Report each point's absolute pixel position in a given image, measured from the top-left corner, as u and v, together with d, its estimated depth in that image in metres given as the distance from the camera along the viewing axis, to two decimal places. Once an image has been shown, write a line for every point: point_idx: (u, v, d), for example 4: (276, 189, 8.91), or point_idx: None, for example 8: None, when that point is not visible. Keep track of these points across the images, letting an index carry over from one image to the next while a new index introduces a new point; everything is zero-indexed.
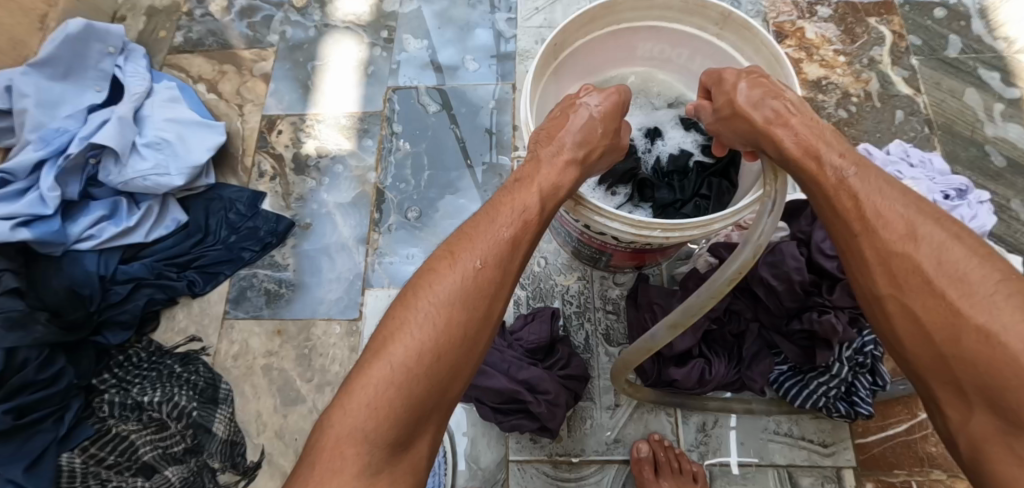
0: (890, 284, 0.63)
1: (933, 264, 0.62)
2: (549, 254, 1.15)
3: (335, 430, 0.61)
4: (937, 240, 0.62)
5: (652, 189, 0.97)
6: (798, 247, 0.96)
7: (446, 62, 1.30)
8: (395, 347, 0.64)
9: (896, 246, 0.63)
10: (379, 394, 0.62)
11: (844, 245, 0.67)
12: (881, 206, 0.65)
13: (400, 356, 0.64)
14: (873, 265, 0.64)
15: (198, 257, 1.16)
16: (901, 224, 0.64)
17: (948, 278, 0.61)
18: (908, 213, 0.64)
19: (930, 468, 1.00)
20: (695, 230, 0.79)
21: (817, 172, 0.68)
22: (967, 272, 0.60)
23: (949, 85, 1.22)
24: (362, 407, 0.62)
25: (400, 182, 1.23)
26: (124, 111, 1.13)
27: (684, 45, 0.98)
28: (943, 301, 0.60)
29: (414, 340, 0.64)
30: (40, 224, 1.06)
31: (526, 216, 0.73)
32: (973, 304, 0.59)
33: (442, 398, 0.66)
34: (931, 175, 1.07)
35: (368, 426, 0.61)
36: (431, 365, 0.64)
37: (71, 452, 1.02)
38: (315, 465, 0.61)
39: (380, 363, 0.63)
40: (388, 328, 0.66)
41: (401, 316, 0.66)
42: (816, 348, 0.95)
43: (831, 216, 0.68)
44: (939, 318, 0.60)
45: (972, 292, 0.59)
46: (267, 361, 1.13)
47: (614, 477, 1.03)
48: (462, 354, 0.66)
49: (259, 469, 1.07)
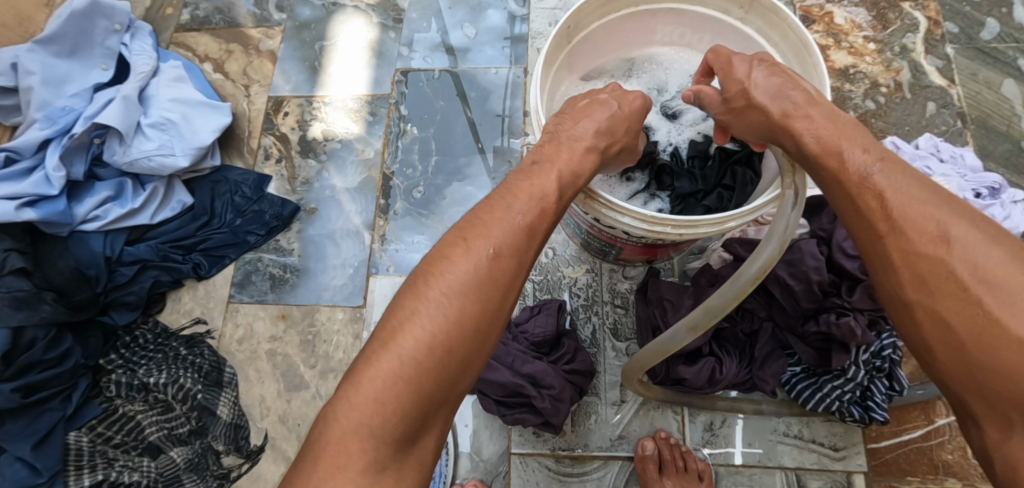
0: (920, 290, 0.58)
1: (968, 268, 0.56)
2: (558, 245, 1.12)
3: (339, 424, 0.59)
4: (972, 243, 0.56)
5: (670, 177, 0.92)
6: (818, 246, 0.92)
7: (456, 44, 1.27)
8: (404, 340, 0.62)
9: (925, 249, 0.58)
10: (387, 388, 0.60)
11: (869, 248, 0.62)
12: (895, 203, 0.60)
13: (410, 348, 0.61)
14: (901, 269, 0.59)
15: (203, 240, 1.15)
16: (932, 225, 0.58)
17: (985, 284, 0.55)
18: (939, 214, 0.58)
19: (944, 476, 0.96)
20: (712, 226, 0.75)
21: (838, 170, 0.63)
22: (1005, 278, 0.54)
23: (985, 77, 1.16)
24: (368, 401, 0.59)
25: (407, 167, 1.20)
26: (129, 90, 1.11)
27: (707, 29, 0.93)
28: (965, 308, 0.55)
29: (423, 331, 0.62)
30: (46, 204, 1.04)
31: (544, 203, 0.71)
32: (1012, 313, 0.53)
33: (451, 392, 0.63)
34: (962, 173, 1.02)
35: (374, 421, 0.59)
36: (440, 358, 0.62)
37: (78, 431, 1.02)
38: (319, 459, 0.58)
39: (387, 355, 0.61)
40: (397, 317, 0.63)
41: (410, 306, 0.63)
42: (832, 350, 0.91)
43: (854, 217, 0.63)
44: (974, 327, 0.55)
45: (1013, 301, 0.53)
46: (271, 346, 1.12)
47: (617, 474, 1.01)
48: (473, 349, 0.64)
49: (263, 453, 1.07)
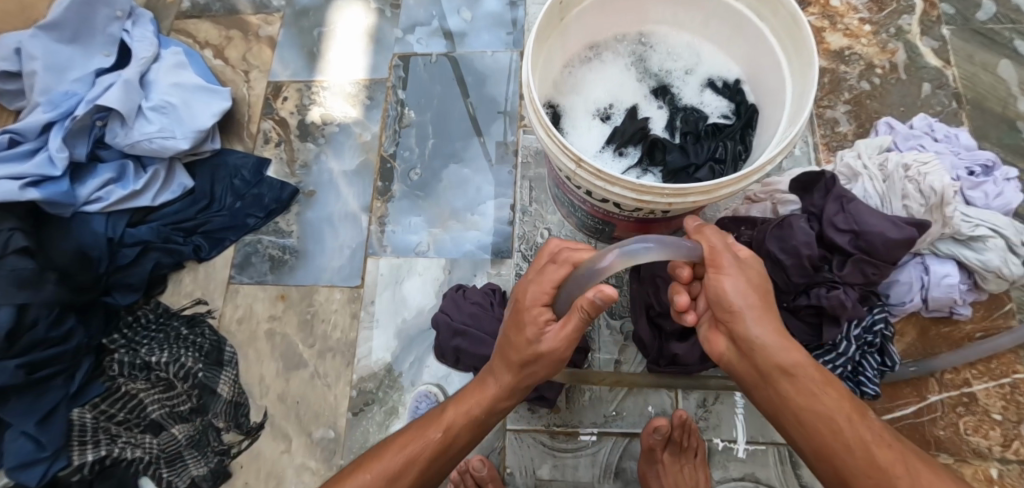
0: (775, 385, 0.71)
1: (802, 397, 0.69)
2: (553, 226, 1.12)
3: (349, 471, 0.74)
4: (809, 377, 0.69)
5: (663, 152, 0.89)
6: (809, 222, 0.89)
7: (453, 29, 1.28)
8: (386, 458, 0.75)
9: (783, 355, 0.69)
10: (384, 468, 0.74)
11: (740, 338, 0.70)
12: (741, 309, 0.69)
13: (403, 456, 0.75)
14: (772, 371, 0.70)
15: (204, 223, 1.17)
16: (773, 335, 0.69)
17: (830, 424, 0.68)
18: (782, 336, 0.69)
19: (936, 452, 0.95)
20: (701, 194, 0.75)
21: (718, 280, 0.70)
22: (834, 408, 0.68)
23: (981, 58, 1.16)
24: (364, 473, 0.73)
25: (405, 150, 1.21)
26: (131, 75, 1.13)
27: (699, 8, 0.90)
28: (826, 411, 0.68)
29: (420, 454, 0.75)
30: (50, 185, 1.06)
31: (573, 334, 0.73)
32: (853, 432, 0.67)
33: (426, 474, 0.75)
34: (956, 151, 1.01)
35: (366, 478, 0.73)
36: (416, 472, 0.75)
37: (82, 408, 1.04)
38: (325, 486, 0.74)
39: (381, 459, 0.74)
40: (401, 439, 0.76)
41: (418, 432, 0.76)
42: (823, 324, 0.88)
43: (736, 311, 0.70)
44: (824, 423, 0.68)
45: (831, 408, 0.68)
46: (270, 325, 1.14)
47: (611, 449, 1.02)
48: (435, 461, 0.75)
49: (262, 430, 1.08)
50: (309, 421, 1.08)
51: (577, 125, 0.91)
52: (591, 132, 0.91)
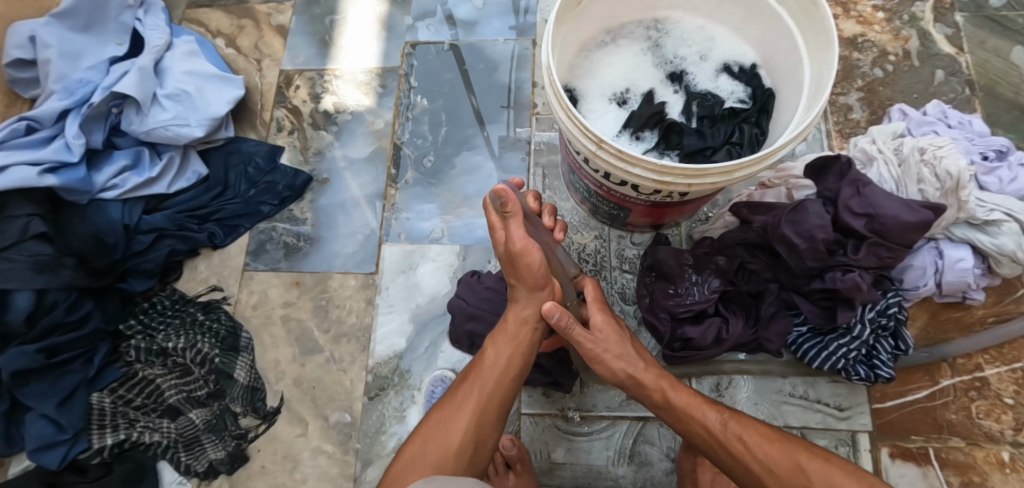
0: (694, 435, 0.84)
1: (713, 436, 0.83)
2: (566, 213, 1.14)
3: (420, 445, 0.82)
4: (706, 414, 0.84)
5: (679, 135, 0.89)
6: (824, 206, 0.89)
7: (464, 17, 1.28)
8: (443, 416, 0.83)
9: (678, 402, 0.85)
10: (444, 425, 0.82)
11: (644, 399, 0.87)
12: (632, 372, 0.86)
13: (460, 406, 0.83)
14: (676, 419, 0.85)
15: (218, 210, 1.18)
16: (666, 391, 0.86)
17: (739, 451, 0.81)
18: (671, 388, 0.86)
19: (948, 436, 0.96)
20: (720, 176, 0.75)
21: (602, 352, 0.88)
22: (734, 438, 0.82)
23: (994, 45, 1.15)
24: (431, 437, 0.82)
25: (417, 137, 1.22)
26: (145, 62, 1.13)
27: None
28: (728, 446, 0.81)
29: (471, 398, 0.84)
30: (67, 172, 1.06)
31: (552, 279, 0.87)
32: (756, 454, 0.80)
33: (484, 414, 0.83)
34: (969, 137, 1.01)
35: (440, 442, 0.81)
36: (478, 416, 0.83)
37: (100, 392, 1.05)
38: (403, 465, 0.81)
39: (438, 419, 0.83)
40: (449, 397, 0.86)
41: (464, 386, 0.86)
42: (837, 307, 0.91)
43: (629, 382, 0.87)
44: (736, 453, 0.81)
45: (735, 440, 0.82)
46: (285, 311, 1.15)
47: (624, 433, 1.02)
48: (489, 398, 0.84)
49: (279, 414, 1.09)
50: (324, 405, 1.09)
51: (593, 108, 0.91)
52: (607, 115, 0.91)
